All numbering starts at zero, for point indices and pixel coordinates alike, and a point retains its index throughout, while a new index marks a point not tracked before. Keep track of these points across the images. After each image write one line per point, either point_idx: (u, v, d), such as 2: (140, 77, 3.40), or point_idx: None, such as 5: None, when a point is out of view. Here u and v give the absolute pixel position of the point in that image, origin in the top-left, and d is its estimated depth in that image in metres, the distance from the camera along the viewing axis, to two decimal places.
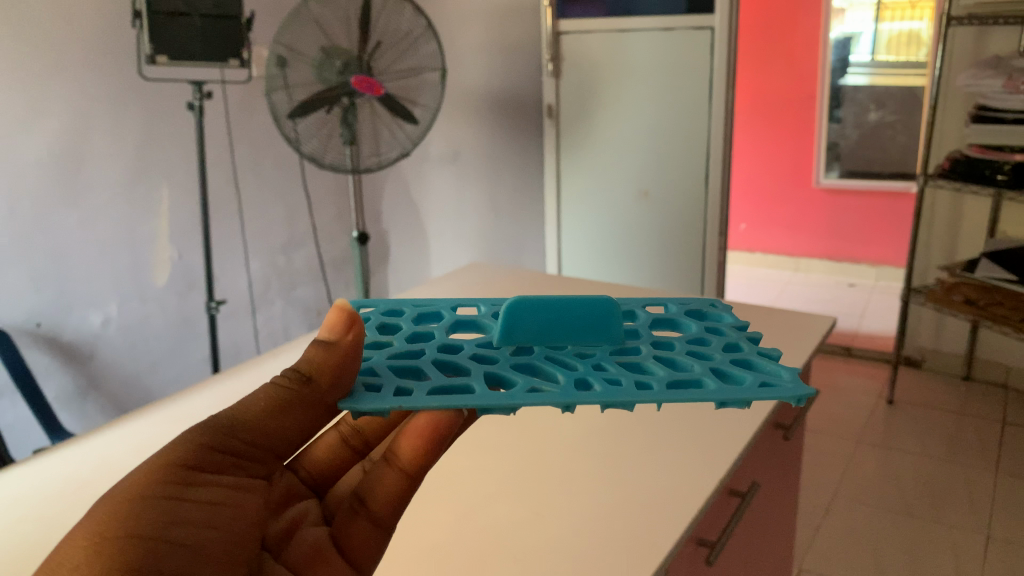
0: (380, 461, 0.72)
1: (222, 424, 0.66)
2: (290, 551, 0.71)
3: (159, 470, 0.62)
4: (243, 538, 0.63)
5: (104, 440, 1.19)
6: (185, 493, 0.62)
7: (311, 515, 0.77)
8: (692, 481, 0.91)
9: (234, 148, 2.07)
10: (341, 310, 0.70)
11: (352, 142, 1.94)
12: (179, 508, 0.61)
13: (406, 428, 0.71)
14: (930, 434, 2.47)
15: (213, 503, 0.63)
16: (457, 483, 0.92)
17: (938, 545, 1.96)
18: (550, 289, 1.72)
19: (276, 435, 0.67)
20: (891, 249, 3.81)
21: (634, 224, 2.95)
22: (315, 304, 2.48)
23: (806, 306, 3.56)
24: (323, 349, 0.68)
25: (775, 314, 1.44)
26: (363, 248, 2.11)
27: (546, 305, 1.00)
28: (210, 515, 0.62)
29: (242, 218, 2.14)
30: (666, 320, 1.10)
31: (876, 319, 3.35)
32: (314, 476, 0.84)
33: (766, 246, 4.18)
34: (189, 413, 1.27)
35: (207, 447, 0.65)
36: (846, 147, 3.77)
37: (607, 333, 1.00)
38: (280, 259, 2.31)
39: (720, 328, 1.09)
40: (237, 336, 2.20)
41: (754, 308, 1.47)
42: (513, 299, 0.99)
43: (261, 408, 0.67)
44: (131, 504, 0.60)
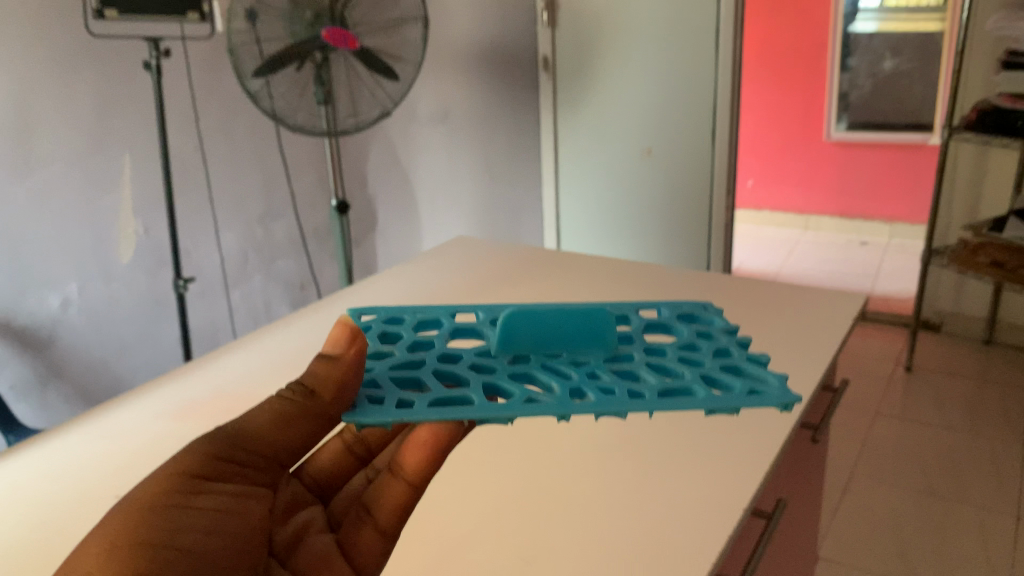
0: (386, 471, 0.72)
1: (228, 435, 0.68)
2: (295, 557, 0.71)
3: (172, 477, 0.64)
4: (247, 541, 0.65)
5: (19, 463, 0.96)
6: (193, 497, 0.63)
7: (316, 523, 0.75)
8: (722, 492, 0.79)
9: (199, 111, 1.90)
10: (344, 327, 0.73)
11: (327, 101, 1.78)
12: (184, 516, 0.62)
13: (408, 440, 0.70)
14: (953, 403, 2.34)
15: (220, 510, 0.64)
16: (439, 510, 0.79)
17: (965, 527, 1.84)
18: (547, 264, 1.57)
19: (282, 445, 0.69)
20: (905, 205, 3.64)
21: (637, 184, 2.79)
22: (298, 276, 2.34)
23: (817, 266, 3.41)
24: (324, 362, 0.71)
25: (797, 292, 1.29)
26: (343, 218, 1.95)
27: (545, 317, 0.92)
28: (215, 521, 0.63)
29: (211, 186, 1.97)
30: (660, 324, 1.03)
31: (892, 279, 3.20)
32: (317, 482, 0.80)
33: (774, 204, 4.02)
34: (125, 426, 1.05)
35: (215, 457, 0.66)
36: (857, 97, 3.57)
37: (598, 338, 0.92)
38: (257, 230, 2.17)
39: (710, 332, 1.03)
40: (212, 315, 2.06)
41: (773, 286, 1.32)
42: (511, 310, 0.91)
43: (268, 420, 0.69)
44: (144, 509, 0.62)
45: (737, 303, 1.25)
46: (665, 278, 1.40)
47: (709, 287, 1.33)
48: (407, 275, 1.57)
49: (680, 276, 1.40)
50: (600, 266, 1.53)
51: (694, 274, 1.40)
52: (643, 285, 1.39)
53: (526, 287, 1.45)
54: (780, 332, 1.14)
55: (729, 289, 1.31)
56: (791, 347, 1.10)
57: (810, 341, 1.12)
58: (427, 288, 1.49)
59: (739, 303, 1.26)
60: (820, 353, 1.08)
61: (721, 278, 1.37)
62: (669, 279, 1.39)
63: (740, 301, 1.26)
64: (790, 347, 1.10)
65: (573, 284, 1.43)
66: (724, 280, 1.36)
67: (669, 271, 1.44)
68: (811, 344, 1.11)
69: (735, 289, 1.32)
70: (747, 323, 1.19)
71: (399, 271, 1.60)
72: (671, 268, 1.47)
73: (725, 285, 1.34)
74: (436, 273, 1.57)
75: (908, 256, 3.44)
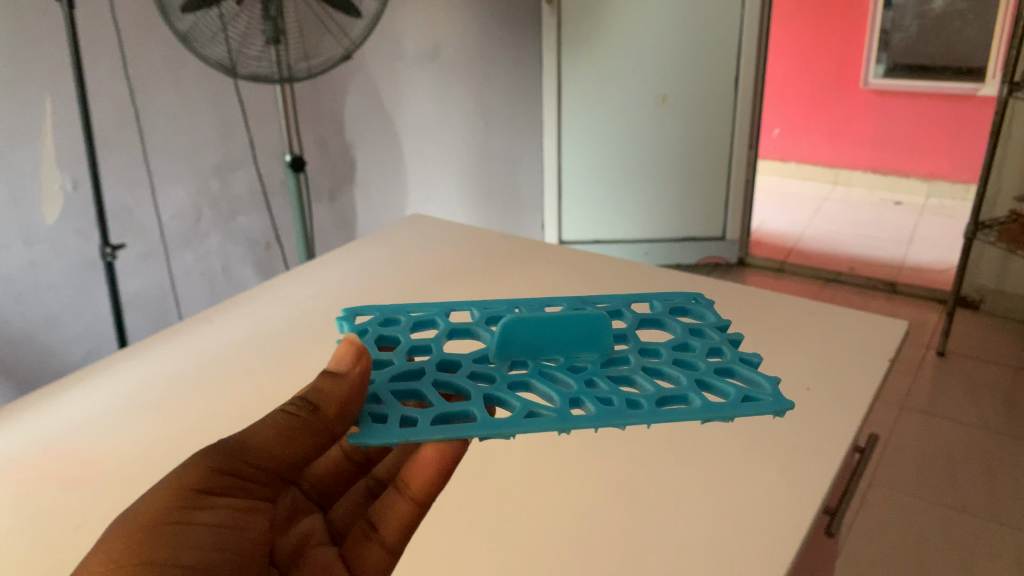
0: (392, 487, 0.69)
1: (230, 446, 0.63)
2: (299, 565, 0.70)
3: (175, 488, 0.60)
4: (245, 560, 0.62)
5: None
6: (197, 512, 0.60)
7: (316, 534, 0.73)
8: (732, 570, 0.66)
9: (126, 49, 1.63)
10: (349, 345, 0.68)
11: (278, 40, 1.51)
12: (187, 535, 0.59)
13: (415, 459, 0.67)
14: (988, 397, 2.08)
15: (223, 525, 0.61)
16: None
17: (999, 551, 1.61)
18: (521, 253, 1.32)
19: (287, 461, 0.64)
20: (946, 161, 3.33)
21: (652, 132, 2.55)
22: (262, 234, 2.10)
23: (845, 227, 3.12)
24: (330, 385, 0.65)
25: (821, 314, 1.03)
26: (299, 176, 1.71)
27: (550, 322, 0.80)
28: (214, 538, 0.60)
29: (144, 138, 1.72)
30: (655, 318, 0.91)
31: (927, 245, 2.91)
32: (318, 489, 0.78)
33: (802, 155, 3.71)
34: None
35: (217, 472, 0.61)
36: (900, 39, 3.19)
37: (599, 343, 0.82)
38: (213, 183, 1.92)
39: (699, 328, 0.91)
40: (151, 281, 1.84)
41: (790, 303, 1.07)
42: (510, 316, 0.80)
43: (270, 436, 0.64)
44: (143, 525, 0.58)
45: (743, 327, 1.00)
46: (659, 282, 1.14)
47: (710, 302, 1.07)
48: (355, 260, 1.33)
49: (676, 280, 1.15)
50: (583, 262, 1.28)
51: (694, 280, 1.14)
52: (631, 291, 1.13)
53: (492, 287, 1.21)
54: (797, 374, 0.90)
55: (738, 302, 1.07)
56: (807, 402, 0.86)
57: (833, 394, 0.87)
58: (372, 280, 1.25)
59: (748, 327, 1.01)
60: (843, 403, 0.85)
61: (726, 288, 1.11)
62: (663, 283, 1.14)
63: (747, 324, 1.01)
64: (805, 402, 0.86)
65: (551, 282, 1.19)
66: (730, 291, 1.10)
67: (664, 273, 1.19)
68: (835, 399, 0.86)
69: (742, 306, 1.06)
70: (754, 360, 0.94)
71: (350, 255, 1.36)
72: (666, 270, 1.22)
73: (731, 299, 1.08)
74: (388, 260, 1.32)
75: (947, 219, 3.14)
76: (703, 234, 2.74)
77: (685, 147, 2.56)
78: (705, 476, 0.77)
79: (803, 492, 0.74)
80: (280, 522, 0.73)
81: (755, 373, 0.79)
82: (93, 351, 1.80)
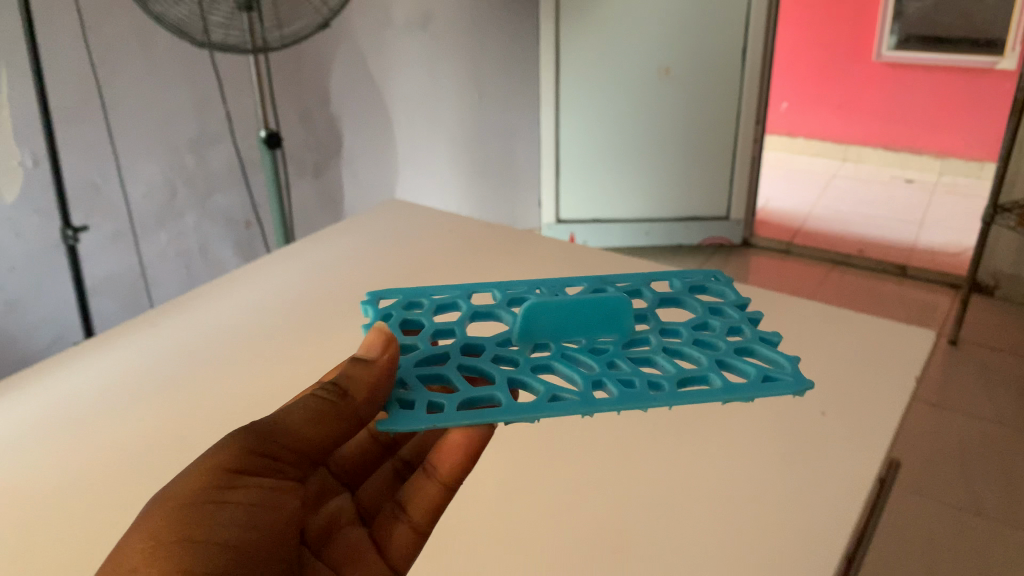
0: (420, 469, 0.72)
1: (263, 428, 0.64)
2: (327, 551, 0.71)
3: (209, 469, 0.62)
4: (280, 538, 0.64)
5: None
6: (232, 493, 0.62)
7: (343, 516, 0.75)
8: None
9: (85, 16, 1.52)
10: (380, 333, 0.69)
11: (248, 7, 1.38)
12: (222, 512, 0.61)
13: (443, 444, 0.69)
14: (1003, 389, 1.99)
15: (256, 505, 0.63)
16: None
17: (1014, 555, 1.52)
18: (509, 243, 1.22)
19: (317, 444, 0.66)
20: (960, 138, 3.21)
21: (654, 106, 2.42)
22: (242, 212, 1.99)
23: (854, 206, 3.01)
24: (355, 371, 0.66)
25: (835, 330, 0.94)
26: (274, 153, 1.60)
27: (571, 307, 0.79)
28: (249, 515, 0.62)
29: (108, 112, 1.61)
30: (677, 297, 0.88)
31: (939, 226, 2.80)
32: (345, 469, 0.79)
33: (810, 131, 3.59)
34: None
35: (251, 452, 0.63)
36: (915, 9, 3.05)
37: (620, 325, 0.80)
38: (188, 159, 1.82)
39: (718, 306, 0.86)
40: (119, 263, 1.74)
41: (802, 316, 0.97)
42: (533, 301, 0.79)
43: (299, 420, 0.65)
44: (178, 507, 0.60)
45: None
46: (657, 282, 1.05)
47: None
48: (331, 255, 1.23)
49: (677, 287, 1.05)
50: (576, 255, 1.17)
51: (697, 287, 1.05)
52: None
53: (475, 282, 1.10)
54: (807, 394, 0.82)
55: None
56: (819, 442, 0.78)
57: (848, 431, 0.79)
58: (348, 282, 1.15)
59: None
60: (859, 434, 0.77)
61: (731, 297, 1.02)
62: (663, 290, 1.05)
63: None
64: (817, 444, 0.78)
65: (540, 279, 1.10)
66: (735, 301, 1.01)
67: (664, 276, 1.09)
68: (850, 437, 0.78)
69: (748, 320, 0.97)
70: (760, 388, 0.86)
71: (322, 246, 1.26)
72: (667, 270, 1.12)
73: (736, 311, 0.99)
74: (366, 254, 1.23)
75: (959, 198, 3.03)
76: (707, 214, 2.63)
77: (688, 121, 2.44)
78: (702, 528, 0.69)
79: (814, 546, 0.67)
80: (310, 504, 0.74)
81: (774, 353, 0.77)
82: (59, 339, 1.70)
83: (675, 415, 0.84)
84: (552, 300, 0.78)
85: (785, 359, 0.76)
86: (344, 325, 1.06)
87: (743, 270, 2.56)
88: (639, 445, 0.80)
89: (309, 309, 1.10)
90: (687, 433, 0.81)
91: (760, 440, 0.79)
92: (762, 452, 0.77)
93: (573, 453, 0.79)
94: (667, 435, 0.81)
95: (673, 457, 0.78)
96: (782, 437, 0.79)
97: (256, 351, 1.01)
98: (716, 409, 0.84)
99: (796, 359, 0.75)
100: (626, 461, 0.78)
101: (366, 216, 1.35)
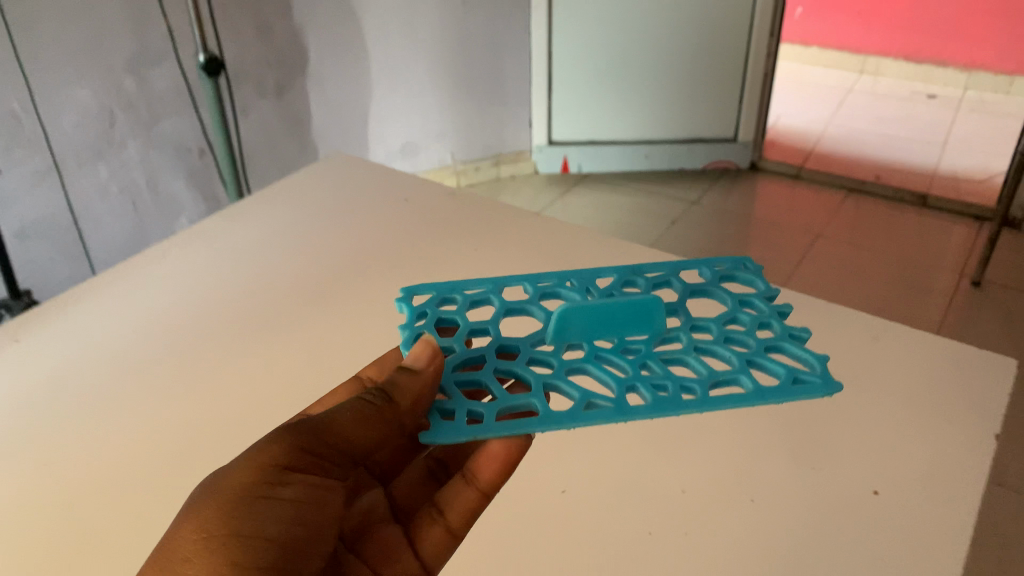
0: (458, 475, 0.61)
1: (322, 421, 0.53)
2: (364, 545, 0.59)
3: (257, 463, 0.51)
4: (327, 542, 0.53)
5: None
6: (284, 490, 0.51)
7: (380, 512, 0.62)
8: None
9: None
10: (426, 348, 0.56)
11: None
12: (272, 510, 0.50)
13: (483, 449, 0.58)
14: None
15: (305, 504, 0.51)
16: None
17: None
18: (483, 207, 1.02)
19: (365, 445, 0.54)
20: (990, 49, 2.94)
21: (657, 18, 2.16)
22: (193, 141, 1.77)
23: (872, 125, 2.78)
24: (400, 376, 0.53)
25: (885, 350, 0.76)
26: (215, 80, 1.37)
27: (607, 308, 0.61)
28: (299, 515, 0.51)
29: (15, 31, 1.37)
30: (703, 288, 0.69)
31: (964, 149, 2.58)
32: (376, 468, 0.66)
33: (826, 39, 3.31)
34: None
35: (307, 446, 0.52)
36: None
37: (652, 324, 0.62)
38: (124, 82, 1.58)
39: (745, 300, 0.68)
40: (49, 205, 1.53)
41: (840, 330, 0.79)
42: (567, 306, 0.61)
43: (351, 418, 0.53)
44: (222, 508, 0.49)
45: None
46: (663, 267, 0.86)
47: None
48: (271, 219, 1.03)
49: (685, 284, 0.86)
50: (563, 233, 0.97)
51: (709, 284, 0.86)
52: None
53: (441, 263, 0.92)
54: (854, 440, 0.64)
55: None
56: (872, 516, 0.60)
57: (907, 494, 0.61)
58: (287, 259, 0.95)
59: None
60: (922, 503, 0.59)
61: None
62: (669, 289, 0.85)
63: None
64: (867, 522, 0.60)
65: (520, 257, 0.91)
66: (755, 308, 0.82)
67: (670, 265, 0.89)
68: (909, 503, 0.61)
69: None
70: (791, 434, 0.68)
71: (262, 206, 1.06)
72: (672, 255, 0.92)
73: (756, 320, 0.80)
74: (313, 223, 1.02)
75: (986, 117, 2.79)
76: (713, 134, 2.41)
77: (695, 35, 2.19)
78: None
79: None
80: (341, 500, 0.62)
81: (804, 353, 0.61)
82: None
83: (682, 468, 0.65)
84: (586, 303, 0.61)
85: (812, 358, 0.60)
86: (274, 318, 0.86)
87: (750, 199, 2.36)
88: (639, 516, 0.61)
89: (231, 294, 0.90)
90: (699, 499, 0.62)
91: (793, 514, 0.61)
92: (795, 532, 0.59)
93: (561, 527, 0.61)
94: (671, 498, 0.63)
95: (682, 538, 0.60)
96: (826, 505, 0.61)
97: (155, 360, 0.80)
98: (735, 462, 0.65)
99: (827, 358, 0.60)
100: (624, 542, 0.60)
101: (317, 170, 1.15)
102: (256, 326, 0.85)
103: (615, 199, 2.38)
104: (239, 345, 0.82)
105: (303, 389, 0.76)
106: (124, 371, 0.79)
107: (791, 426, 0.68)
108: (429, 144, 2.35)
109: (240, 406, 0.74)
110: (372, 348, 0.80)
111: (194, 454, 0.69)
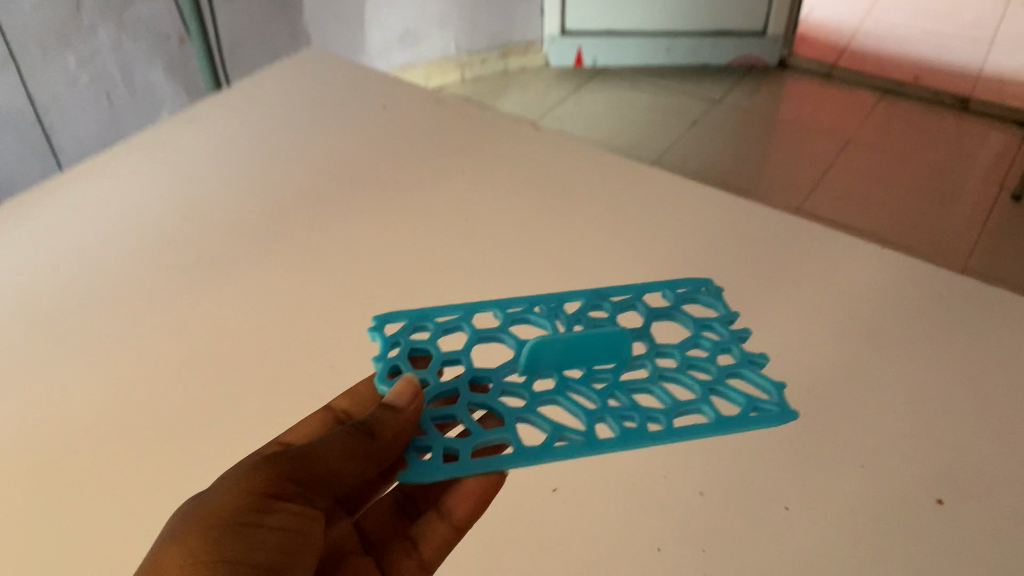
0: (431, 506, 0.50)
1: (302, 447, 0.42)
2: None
3: (245, 486, 0.40)
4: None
5: None
6: (273, 520, 0.40)
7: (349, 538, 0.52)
8: None
9: None
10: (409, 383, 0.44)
11: None
12: (252, 543, 0.39)
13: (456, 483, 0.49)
14: None
15: (290, 539, 0.40)
16: None
17: None
18: (476, 124, 0.89)
19: (351, 481, 0.43)
20: None
21: None
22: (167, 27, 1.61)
23: (911, 18, 2.56)
24: (381, 405, 0.42)
25: (939, 314, 0.65)
26: None
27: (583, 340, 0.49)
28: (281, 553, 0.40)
29: None
30: (667, 311, 0.56)
31: (1011, 45, 2.37)
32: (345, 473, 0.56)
33: None
34: None
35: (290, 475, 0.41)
36: None
37: (619, 352, 0.50)
38: None
39: (709, 324, 0.55)
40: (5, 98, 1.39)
41: (893, 285, 0.67)
42: (536, 340, 0.48)
43: (346, 444, 0.42)
44: (195, 541, 0.38)
45: (813, 345, 0.62)
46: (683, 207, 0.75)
47: (762, 280, 0.68)
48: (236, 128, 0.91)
49: (713, 224, 0.74)
50: (573, 153, 0.84)
51: (741, 225, 0.74)
52: (640, 238, 0.73)
53: (426, 193, 0.80)
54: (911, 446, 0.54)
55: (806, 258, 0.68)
56: (927, 535, 0.50)
57: (969, 507, 0.52)
58: (251, 174, 0.83)
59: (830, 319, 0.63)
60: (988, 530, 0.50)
61: (788, 247, 0.72)
62: (693, 230, 0.74)
63: (820, 339, 0.63)
64: (920, 539, 0.50)
65: (517, 188, 0.80)
66: (794, 255, 0.71)
67: (695, 199, 0.77)
68: (973, 522, 0.51)
69: (811, 289, 0.67)
70: (832, 418, 0.57)
71: (225, 112, 0.93)
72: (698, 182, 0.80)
73: (794, 271, 0.69)
74: (286, 130, 0.89)
75: None
76: (740, 28, 2.22)
77: None
78: None
79: None
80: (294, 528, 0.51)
81: (760, 379, 0.51)
82: None
83: (702, 461, 0.55)
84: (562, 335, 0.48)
85: (770, 385, 0.50)
86: (233, 249, 0.74)
87: (776, 98, 2.19)
88: (649, 525, 0.52)
89: (183, 216, 0.78)
90: (720, 502, 0.53)
91: (833, 523, 0.51)
92: (833, 549, 0.50)
93: (556, 537, 0.52)
94: (688, 502, 0.53)
95: (700, 554, 0.50)
96: (871, 518, 0.52)
97: (87, 302, 0.70)
98: (764, 453, 0.55)
99: (785, 383, 0.50)
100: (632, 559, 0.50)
101: (292, 69, 1.01)
102: (210, 258, 0.73)
103: (631, 97, 2.20)
104: (189, 280, 0.71)
105: (259, 343, 0.65)
106: (48, 316, 0.68)
107: (832, 407, 0.58)
108: (430, 32, 2.17)
109: (181, 361, 0.64)
110: (344, 290, 0.69)
111: (122, 421, 0.59)
